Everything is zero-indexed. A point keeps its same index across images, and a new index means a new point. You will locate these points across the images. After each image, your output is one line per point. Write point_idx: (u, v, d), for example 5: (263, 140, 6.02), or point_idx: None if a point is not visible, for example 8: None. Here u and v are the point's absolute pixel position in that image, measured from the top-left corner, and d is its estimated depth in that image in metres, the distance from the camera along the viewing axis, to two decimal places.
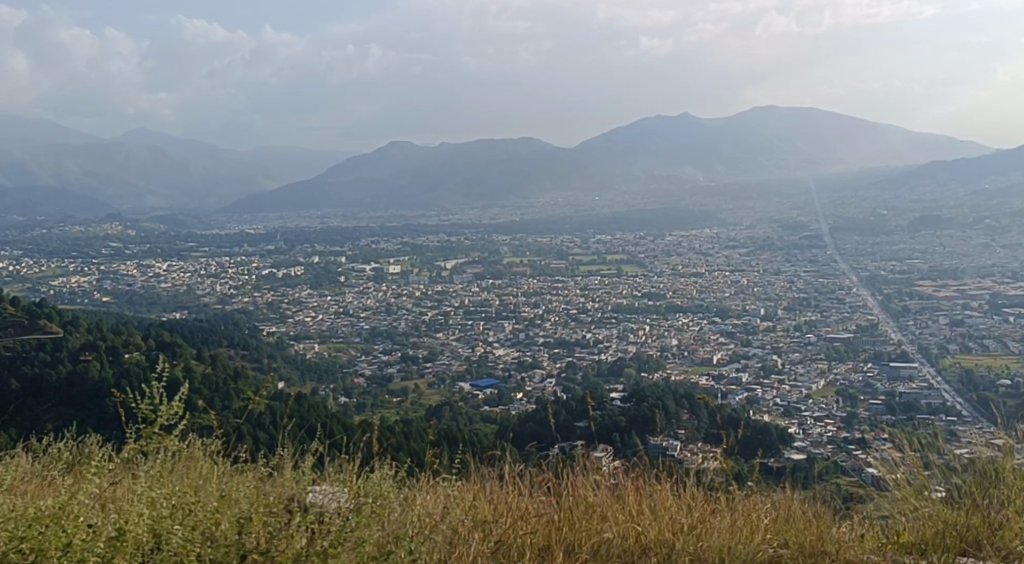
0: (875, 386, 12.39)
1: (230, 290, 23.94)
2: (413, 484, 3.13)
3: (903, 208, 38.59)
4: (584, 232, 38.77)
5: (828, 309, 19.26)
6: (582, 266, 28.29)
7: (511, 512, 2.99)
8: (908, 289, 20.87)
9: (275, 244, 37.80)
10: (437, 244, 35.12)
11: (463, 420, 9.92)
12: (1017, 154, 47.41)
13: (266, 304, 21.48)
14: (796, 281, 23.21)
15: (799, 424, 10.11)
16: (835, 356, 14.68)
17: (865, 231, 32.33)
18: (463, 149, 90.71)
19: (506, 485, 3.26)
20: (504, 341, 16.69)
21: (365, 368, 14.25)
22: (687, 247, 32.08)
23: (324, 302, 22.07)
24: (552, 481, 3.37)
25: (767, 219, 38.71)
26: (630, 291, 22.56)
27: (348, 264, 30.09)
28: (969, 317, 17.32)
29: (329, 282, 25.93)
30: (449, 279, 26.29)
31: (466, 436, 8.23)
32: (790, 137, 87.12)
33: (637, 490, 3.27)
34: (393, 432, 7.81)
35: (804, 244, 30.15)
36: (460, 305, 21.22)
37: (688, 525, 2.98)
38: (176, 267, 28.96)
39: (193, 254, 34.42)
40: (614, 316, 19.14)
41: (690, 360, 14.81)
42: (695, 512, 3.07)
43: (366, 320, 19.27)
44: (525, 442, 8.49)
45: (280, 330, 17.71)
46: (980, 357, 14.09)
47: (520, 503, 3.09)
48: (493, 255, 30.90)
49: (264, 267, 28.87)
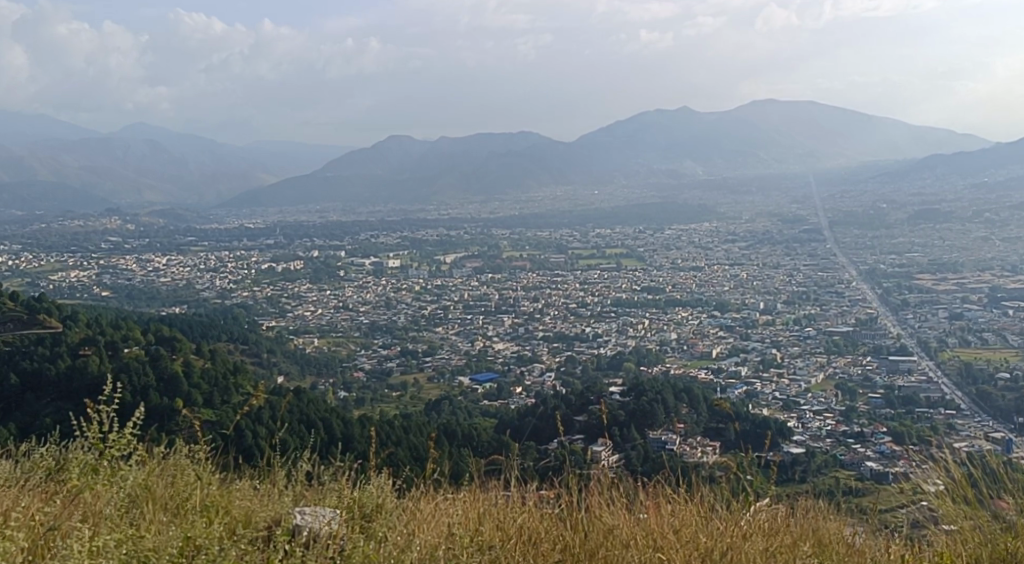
0: (874, 380, 12.43)
1: (230, 284, 23.94)
2: (414, 512, 3.04)
3: (902, 201, 38.62)
4: (582, 227, 38.78)
5: (828, 302, 19.27)
6: (582, 260, 28.27)
7: (521, 540, 2.91)
8: (908, 282, 20.87)
9: (273, 239, 37.79)
10: (436, 238, 35.12)
11: (463, 414, 9.92)
12: (1017, 147, 47.40)
13: (265, 298, 21.48)
14: (795, 275, 23.19)
15: (798, 417, 10.14)
16: (834, 349, 14.70)
17: (865, 225, 32.30)
18: (462, 143, 90.59)
19: (523, 511, 3.15)
20: (504, 335, 16.69)
21: (365, 362, 14.26)
22: (687, 241, 32.04)
23: (324, 296, 22.07)
24: (571, 505, 3.26)
25: (766, 213, 38.67)
26: (629, 285, 22.57)
27: (347, 258, 30.04)
28: (968, 310, 17.36)
29: (329, 277, 25.91)
30: (448, 273, 26.29)
31: (467, 432, 8.22)
32: (789, 130, 87.12)
33: (661, 513, 3.16)
34: (392, 426, 7.82)
35: (804, 237, 30.19)
36: (459, 299, 21.23)
37: (719, 550, 2.88)
38: (175, 262, 28.97)
39: (191, 248, 34.44)
40: (613, 311, 19.16)
41: (689, 353, 14.82)
42: (726, 537, 2.95)
43: (365, 315, 19.28)
44: (524, 436, 8.59)
45: (279, 324, 17.73)
46: (979, 351, 14.13)
47: (539, 534, 2.98)
48: (493, 249, 30.87)
49: (263, 262, 28.87)
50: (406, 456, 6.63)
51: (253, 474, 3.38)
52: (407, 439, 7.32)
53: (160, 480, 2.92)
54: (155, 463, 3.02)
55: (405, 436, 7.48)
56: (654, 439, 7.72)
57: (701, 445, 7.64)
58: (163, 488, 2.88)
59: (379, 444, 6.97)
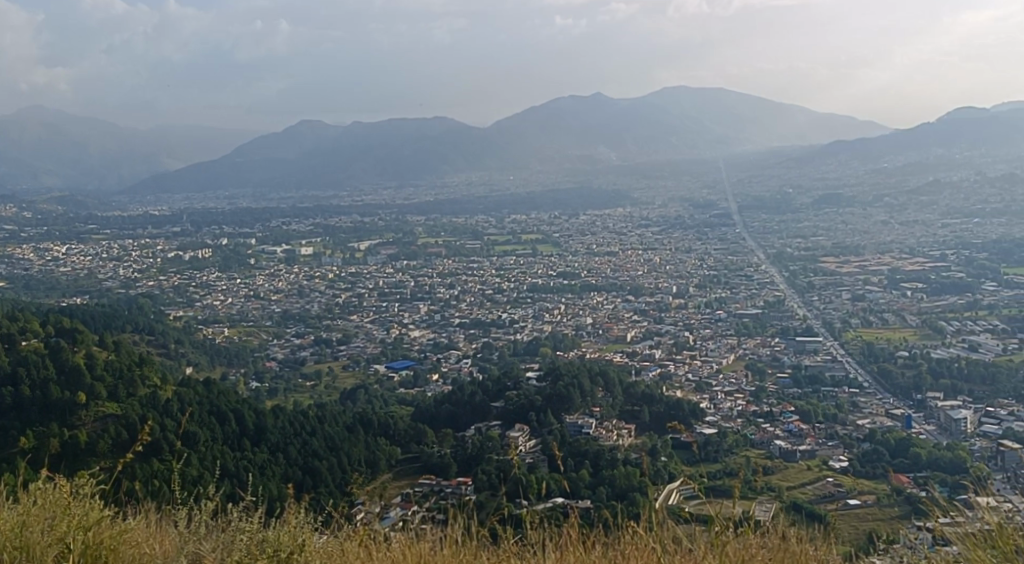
0: (782, 360, 12.68)
1: (134, 273, 23.23)
2: (315, 550, 2.86)
3: (810, 186, 39.46)
4: (498, 212, 38.68)
5: (738, 285, 19.52)
6: (498, 246, 28.20)
7: None
8: (814, 265, 21.29)
9: (179, 227, 36.78)
10: (349, 225, 34.65)
11: (379, 402, 9.82)
12: (916, 132, 48.77)
13: (172, 287, 20.89)
14: (706, 259, 23.44)
15: (711, 397, 10.27)
16: (744, 331, 14.93)
17: (772, 209, 32.83)
18: (375, 127, 89.59)
19: (450, 542, 2.94)
20: (420, 322, 16.54)
21: (277, 351, 13.99)
22: (602, 226, 32.15)
23: (233, 285, 21.58)
24: (511, 542, 3.04)
25: (679, 198, 39.01)
26: (545, 270, 22.56)
27: (257, 245, 29.45)
28: (870, 291, 17.79)
29: (238, 265, 25.34)
30: (362, 260, 25.96)
31: (380, 419, 8.13)
32: (700, 116, 88.20)
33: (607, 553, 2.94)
34: (310, 416, 7.71)
35: (715, 221, 30.59)
36: (374, 286, 20.99)
37: None
38: (75, 250, 27.99)
39: (93, 236, 33.31)
40: (529, 296, 19.13)
41: (605, 337, 14.89)
42: None
43: (276, 303, 18.93)
44: (442, 425, 8.56)
45: (187, 314, 17.29)
46: (881, 331, 14.52)
47: None
48: (408, 236, 30.57)
49: (169, 250, 28.08)
50: (323, 459, 6.57)
51: (156, 514, 3.24)
52: (321, 430, 7.27)
53: (38, 524, 2.79)
54: (37, 497, 2.89)
55: (318, 425, 7.41)
56: (571, 425, 8.05)
57: (616, 430, 8.03)
58: (43, 535, 2.75)
59: (293, 436, 6.91)
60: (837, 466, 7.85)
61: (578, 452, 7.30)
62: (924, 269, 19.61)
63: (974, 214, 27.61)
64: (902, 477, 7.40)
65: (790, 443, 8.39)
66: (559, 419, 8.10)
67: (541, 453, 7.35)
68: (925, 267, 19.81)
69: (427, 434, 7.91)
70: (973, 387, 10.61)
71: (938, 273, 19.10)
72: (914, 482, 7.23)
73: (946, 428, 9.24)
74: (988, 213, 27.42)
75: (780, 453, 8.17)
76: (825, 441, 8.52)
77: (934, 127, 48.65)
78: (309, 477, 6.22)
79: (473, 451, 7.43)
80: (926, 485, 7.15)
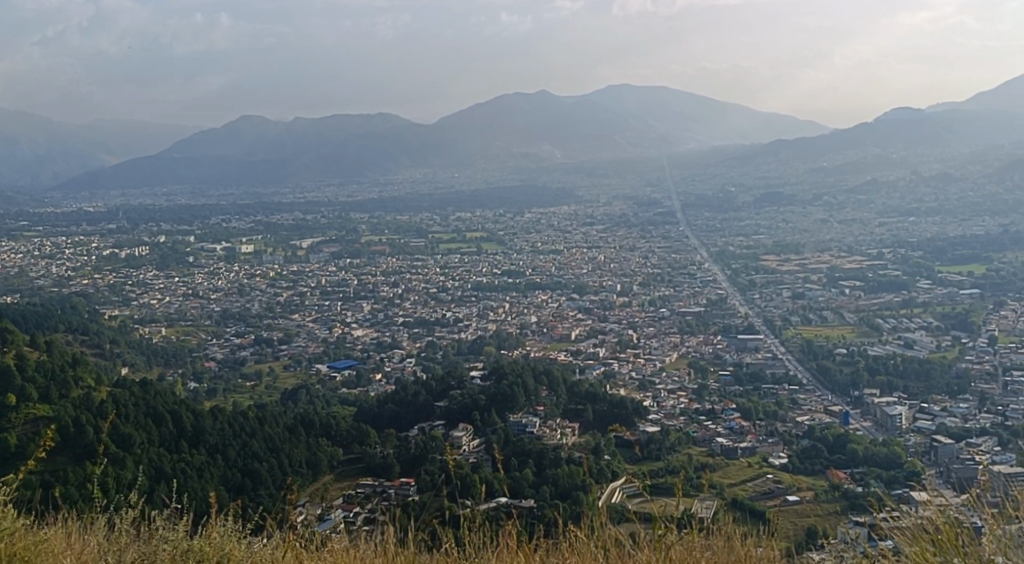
0: (724, 357, 12.77)
1: (69, 272, 22.72)
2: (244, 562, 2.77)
3: (751, 185, 39.88)
4: (442, 210, 38.51)
5: (681, 284, 19.62)
6: (442, 244, 28.07)
7: None
8: (755, 263, 21.49)
9: (116, 224, 36.07)
10: (291, 222, 34.26)
11: (321, 403, 9.67)
12: (855, 132, 49.50)
13: (108, 286, 20.47)
14: (650, 257, 23.51)
15: (654, 396, 10.28)
16: (687, 329, 15.01)
17: (714, 208, 33.10)
18: (318, 122, 88.78)
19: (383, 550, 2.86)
20: (363, 321, 16.39)
21: (215, 352, 13.74)
22: (546, 224, 32.16)
23: (171, 283, 21.21)
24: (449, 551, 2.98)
25: (623, 197, 39.17)
26: (490, 268, 22.51)
27: (196, 243, 28.99)
28: (810, 289, 17.99)
29: (177, 263, 24.91)
30: (305, 258, 25.67)
31: (321, 419, 8.01)
32: (643, 114, 88.74)
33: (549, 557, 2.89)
34: (249, 416, 7.58)
35: (659, 220, 30.78)
36: (316, 284, 20.77)
37: None
38: (8, 248, 27.32)
39: (27, 234, 32.54)
40: (473, 295, 19.05)
41: (549, 336, 14.87)
42: None
43: (216, 302, 18.64)
44: (385, 425, 8.46)
45: (124, 314, 16.93)
46: (820, 329, 14.68)
47: None
48: (350, 233, 30.30)
49: (105, 248, 27.53)
50: (263, 463, 6.46)
51: (83, 526, 3.13)
52: (261, 430, 7.15)
53: None
54: None
55: (257, 426, 7.28)
56: (514, 424, 8.03)
57: (560, 429, 8.03)
58: None
59: (232, 437, 6.78)
60: (777, 462, 7.97)
61: (520, 453, 7.37)
62: (862, 268, 19.89)
63: (910, 213, 28.07)
64: (840, 472, 7.65)
65: (731, 441, 8.43)
66: (503, 419, 8.06)
67: (483, 456, 7.37)
68: (863, 266, 20.10)
69: (370, 434, 7.81)
70: (909, 384, 10.77)
71: (875, 271, 19.38)
72: (851, 479, 7.48)
73: (882, 424, 9.38)
74: (924, 212, 27.90)
75: (722, 449, 8.22)
76: (766, 438, 8.58)
77: (871, 128, 49.43)
78: (248, 484, 6.11)
79: (416, 452, 7.40)
80: (862, 481, 7.40)
